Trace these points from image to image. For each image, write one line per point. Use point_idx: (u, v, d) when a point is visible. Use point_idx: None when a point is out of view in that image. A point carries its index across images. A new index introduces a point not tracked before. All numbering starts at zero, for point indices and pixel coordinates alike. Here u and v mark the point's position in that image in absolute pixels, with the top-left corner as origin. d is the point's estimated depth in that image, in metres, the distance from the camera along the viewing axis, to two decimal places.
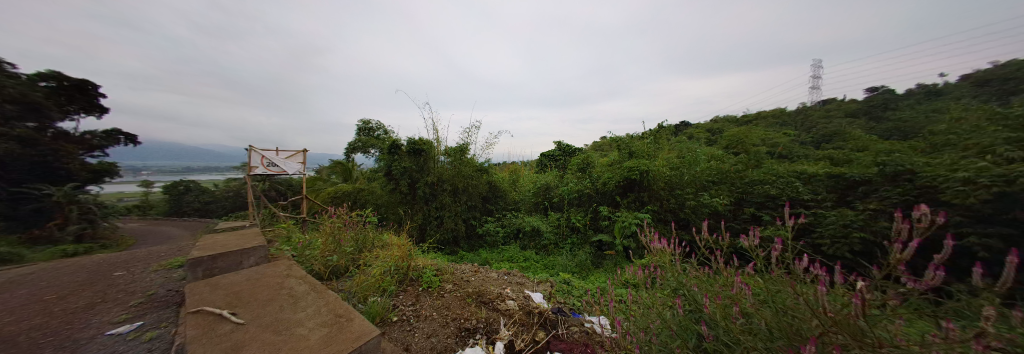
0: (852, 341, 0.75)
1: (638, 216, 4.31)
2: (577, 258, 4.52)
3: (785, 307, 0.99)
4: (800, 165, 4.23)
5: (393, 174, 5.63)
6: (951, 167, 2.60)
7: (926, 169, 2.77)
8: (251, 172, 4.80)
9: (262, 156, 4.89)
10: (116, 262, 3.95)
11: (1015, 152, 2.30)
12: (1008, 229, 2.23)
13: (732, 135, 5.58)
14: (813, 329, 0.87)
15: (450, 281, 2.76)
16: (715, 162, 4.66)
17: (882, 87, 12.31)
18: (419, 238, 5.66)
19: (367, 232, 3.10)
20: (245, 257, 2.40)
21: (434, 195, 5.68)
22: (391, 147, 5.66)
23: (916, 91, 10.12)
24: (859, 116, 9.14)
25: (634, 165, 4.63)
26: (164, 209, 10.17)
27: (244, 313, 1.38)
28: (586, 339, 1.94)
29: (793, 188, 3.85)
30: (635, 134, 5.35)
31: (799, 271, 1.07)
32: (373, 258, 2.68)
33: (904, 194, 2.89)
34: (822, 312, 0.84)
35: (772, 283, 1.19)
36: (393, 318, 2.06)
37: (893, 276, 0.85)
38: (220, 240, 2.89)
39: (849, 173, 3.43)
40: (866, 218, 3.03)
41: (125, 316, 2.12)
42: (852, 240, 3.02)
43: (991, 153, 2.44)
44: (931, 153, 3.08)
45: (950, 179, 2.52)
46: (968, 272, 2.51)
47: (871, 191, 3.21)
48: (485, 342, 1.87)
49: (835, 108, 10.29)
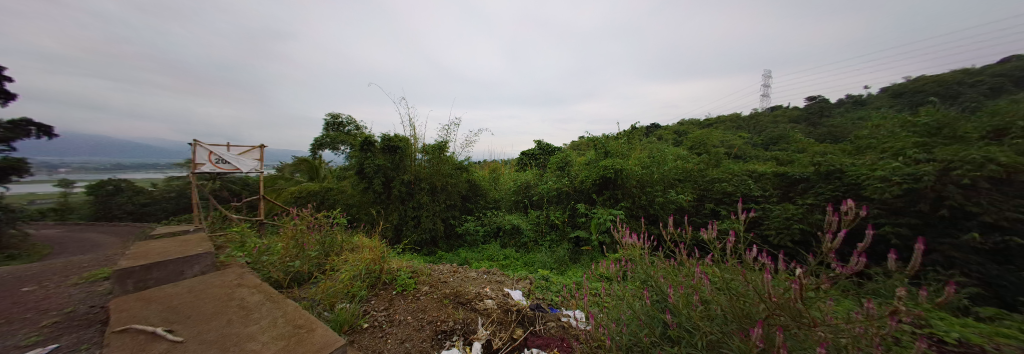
0: (791, 321, 0.87)
1: (612, 212, 4.49)
2: (555, 255, 4.62)
3: (739, 294, 1.10)
4: (753, 165, 4.70)
5: (366, 172, 5.32)
6: (872, 167, 3.06)
7: (853, 168, 3.22)
8: (195, 170, 4.23)
9: (210, 152, 4.36)
10: (22, 276, 3.30)
11: (921, 155, 2.75)
12: (914, 220, 2.67)
13: (696, 137, 6.02)
14: (760, 312, 0.98)
15: (427, 283, 2.68)
16: (681, 162, 4.99)
17: (819, 96, 14.04)
18: (394, 239, 5.46)
19: (334, 234, 2.98)
20: (188, 265, 2.15)
21: (411, 194, 5.49)
22: (363, 144, 5.34)
23: (845, 101, 11.72)
24: (801, 121, 10.35)
25: (610, 163, 4.82)
26: (87, 211, 8.71)
27: (184, 330, 1.22)
28: (562, 333, 1.98)
29: (746, 185, 4.27)
30: (610, 135, 5.57)
31: (749, 261, 1.18)
32: (341, 262, 2.51)
33: (835, 190, 3.35)
34: (768, 297, 0.94)
35: (727, 271, 1.30)
36: (364, 324, 1.95)
37: (825, 261, 0.96)
38: (157, 247, 2.53)
39: (793, 172, 3.86)
40: (805, 212, 3.44)
41: (33, 339, 1.78)
42: (793, 230, 3.41)
43: (904, 155, 2.90)
44: (857, 154, 3.58)
45: (872, 177, 2.96)
46: (883, 257, 2.96)
47: (808, 187, 3.65)
48: (463, 343, 1.83)
49: (782, 114, 11.54)
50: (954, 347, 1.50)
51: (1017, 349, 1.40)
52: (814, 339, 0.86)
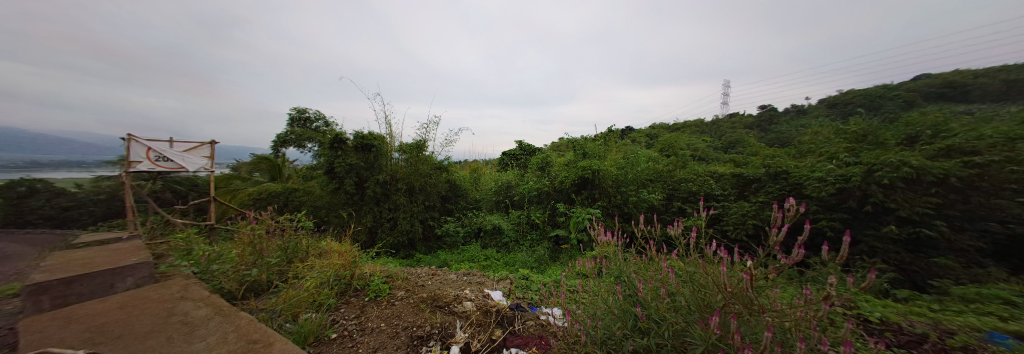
0: (744, 308, 0.95)
1: (590, 211, 4.64)
2: (536, 254, 4.68)
3: (700, 285, 1.19)
4: (714, 166, 5.12)
5: (336, 171, 5.00)
6: (811, 169, 3.48)
7: (796, 170, 3.64)
8: (128, 169, 3.69)
9: (148, 149, 3.82)
10: None
11: (850, 158, 3.18)
12: (845, 215, 3.07)
13: (665, 140, 6.41)
14: (718, 302, 1.07)
15: (403, 288, 2.59)
16: (652, 163, 5.29)
17: (769, 105, 15.63)
18: (367, 242, 5.19)
19: (298, 239, 2.77)
20: (119, 278, 1.87)
21: (387, 195, 5.26)
22: (334, 141, 5.02)
23: (791, 110, 13.17)
24: (755, 127, 11.45)
25: (588, 164, 5.00)
26: None
27: (109, 352, 1.05)
28: (541, 331, 2.00)
29: (708, 185, 4.63)
30: (589, 137, 5.78)
31: (710, 254, 1.28)
32: (307, 269, 2.34)
33: (782, 189, 3.75)
34: (725, 287, 1.02)
35: (690, 264, 1.40)
36: (332, 335, 1.82)
37: (771, 253, 1.07)
38: (77, 258, 2.16)
39: (747, 173, 4.27)
40: (757, 209, 3.80)
41: None
42: (748, 226, 3.75)
43: (837, 159, 3.33)
44: (799, 157, 4.04)
45: (812, 178, 3.36)
46: (819, 248, 3.36)
47: (760, 186, 4.06)
48: (440, 348, 1.77)
49: (739, 120, 12.70)
50: (877, 325, 1.75)
51: (924, 324, 1.66)
52: (762, 323, 0.95)
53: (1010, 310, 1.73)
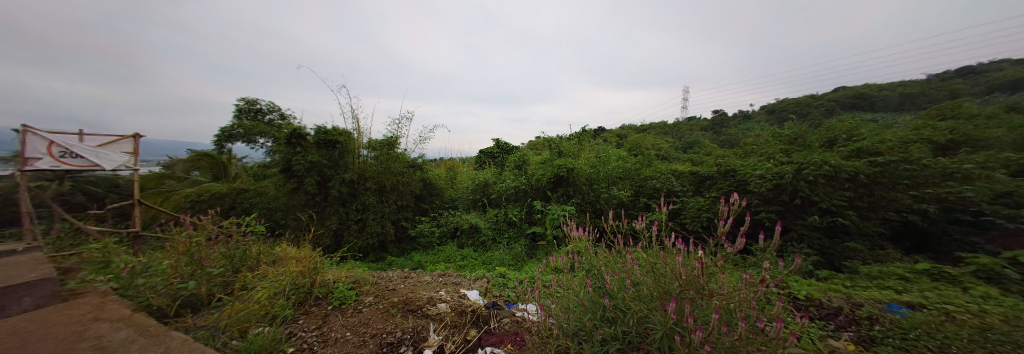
0: (696, 293, 1.05)
1: (564, 208, 4.77)
2: (513, 252, 4.72)
3: (661, 274, 1.29)
4: (675, 165, 5.55)
5: (295, 169, 4.57)
6: (754, 167, 3.92)
7: (742, 168, 4.07)
8: (23, 167, 3.05)
9: (49, 142, 3.17)
10: None
11: (784, 158, 3.64)
12: (779, 207, 3.49)
13: (633, 140, 6.81)
14: (676, 289, 1.16)
15: (371, 294, 2.46)
16: (621, 161, 5.57)
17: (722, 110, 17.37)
18: (332, 246, 4.83)
19: (247, 246, 2.48)
20: (9, 300, 1.52)
21: (354, 195, 4.94)
22: (292, 136, 4.59)
23: (739, 114, 14.76)
24: (710, 130, 12.63)
25: (563, 162, 5.14)
26: None
27: None
28: (515, 328, 2.02)
29: (670, 182, 5.01)
30: (563, 136, 5.94)
31: (669, 245, 1.39)
32: (258, 278, 2.11)
33: (731, 186, 4.17)
34: (680, 275, 1.11)
35: (651, 256, 1.51)
36: (288, 349, 1.67)
37: (719, 243, 1.20)
38: None
39: (703, 171, 4.68)
40: (710, 203, 4.19)
41: None
42: (702, 219, 4.12)
43: (774, 158, 3.80)
44: (745, 157, 4.54)
45: (754, 175, 3.79)
46: (758, 236, 3.82)
47: (713, 183, 4.48)
48: (413, 352, 1.71)
49: (696, 122, 13.92)
50: (804, 301, 2.04)
51: (839, 299, 1.98)
52: (711, 306, 1.05)
53: (902, 284, 2.13)
